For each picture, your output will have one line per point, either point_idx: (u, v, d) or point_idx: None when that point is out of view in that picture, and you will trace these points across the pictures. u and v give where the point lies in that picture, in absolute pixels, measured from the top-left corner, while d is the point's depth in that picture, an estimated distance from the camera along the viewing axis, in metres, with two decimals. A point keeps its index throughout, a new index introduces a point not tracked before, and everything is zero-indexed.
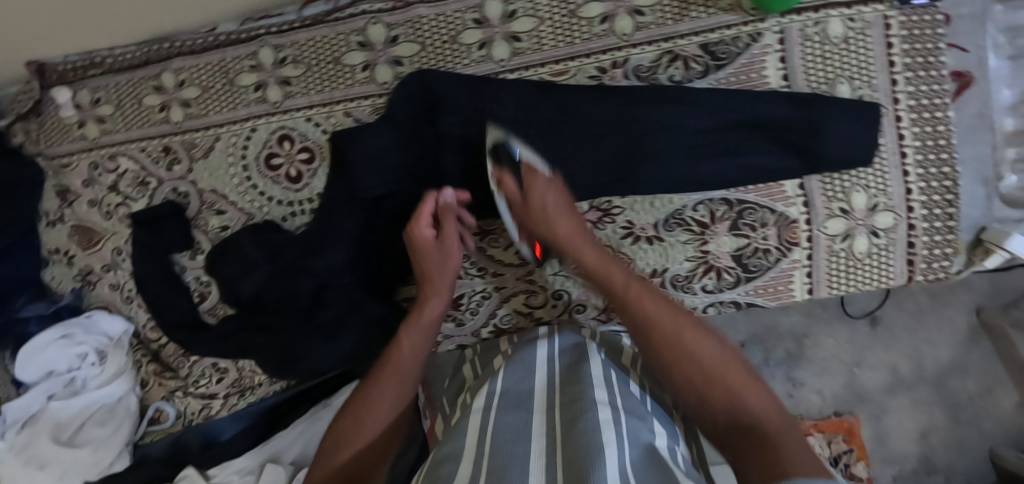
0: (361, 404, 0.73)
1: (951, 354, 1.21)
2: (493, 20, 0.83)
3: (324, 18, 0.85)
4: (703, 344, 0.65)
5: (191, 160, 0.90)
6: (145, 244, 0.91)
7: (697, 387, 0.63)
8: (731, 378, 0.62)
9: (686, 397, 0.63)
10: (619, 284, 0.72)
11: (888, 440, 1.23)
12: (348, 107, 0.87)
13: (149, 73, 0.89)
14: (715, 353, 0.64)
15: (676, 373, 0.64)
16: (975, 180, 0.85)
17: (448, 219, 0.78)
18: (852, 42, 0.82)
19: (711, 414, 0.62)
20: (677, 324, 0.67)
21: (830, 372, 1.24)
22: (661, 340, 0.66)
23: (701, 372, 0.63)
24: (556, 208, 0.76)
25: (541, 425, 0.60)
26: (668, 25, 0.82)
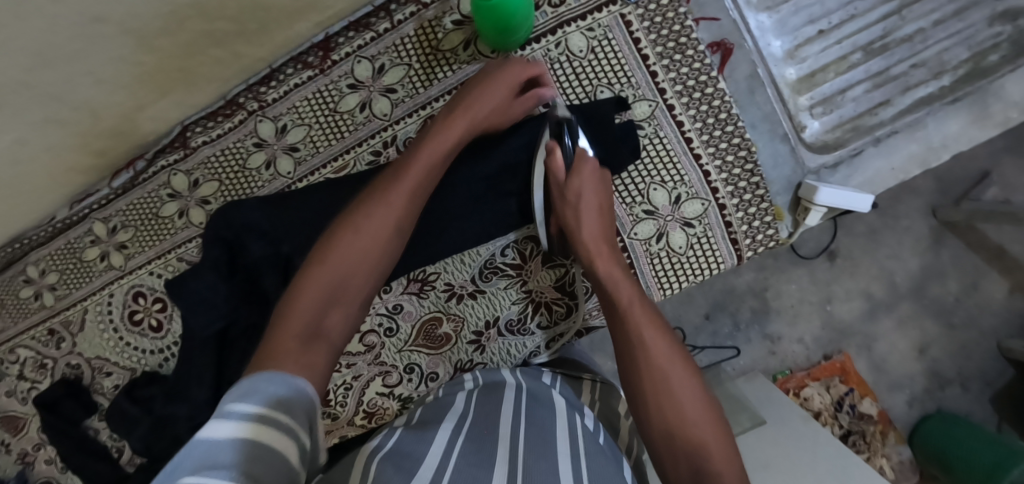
0: (332, 255, 0.64)
1: (922, 261, 1.30)
2: (269, 140, 0.89)
3: (133, 183, 0.93)
4: (718, 443, 0.59)
5: (73, 335, 1.00)
6: (51, 423, 0.99)
7: (670, 423, 0.60)
8: (708, 440, 0.59)
9: (664, 435, 0.60)
10: (642, 317, 0.66)
11: (887, 366, 1.32)
12: (179, 252, 0.94)
13: (18, 270, 0.99)
14: (700, 412, 0.60)
15: (666, 409, 0.61)
16: (773, 139, 0.82)
17: (518, 101, 0.77)
18: (598, 50, 0.82)
19: (675, 468, 0.59)
20: (665, 356, 0.63)
21: (804, 317, 1.31)
22: (653, 373, 0.63)
23: (680, 423, 0.60)
24: (585, 203, 0.73)
25: (504, 454, 0.58)
26: (420, 93, 0.85)
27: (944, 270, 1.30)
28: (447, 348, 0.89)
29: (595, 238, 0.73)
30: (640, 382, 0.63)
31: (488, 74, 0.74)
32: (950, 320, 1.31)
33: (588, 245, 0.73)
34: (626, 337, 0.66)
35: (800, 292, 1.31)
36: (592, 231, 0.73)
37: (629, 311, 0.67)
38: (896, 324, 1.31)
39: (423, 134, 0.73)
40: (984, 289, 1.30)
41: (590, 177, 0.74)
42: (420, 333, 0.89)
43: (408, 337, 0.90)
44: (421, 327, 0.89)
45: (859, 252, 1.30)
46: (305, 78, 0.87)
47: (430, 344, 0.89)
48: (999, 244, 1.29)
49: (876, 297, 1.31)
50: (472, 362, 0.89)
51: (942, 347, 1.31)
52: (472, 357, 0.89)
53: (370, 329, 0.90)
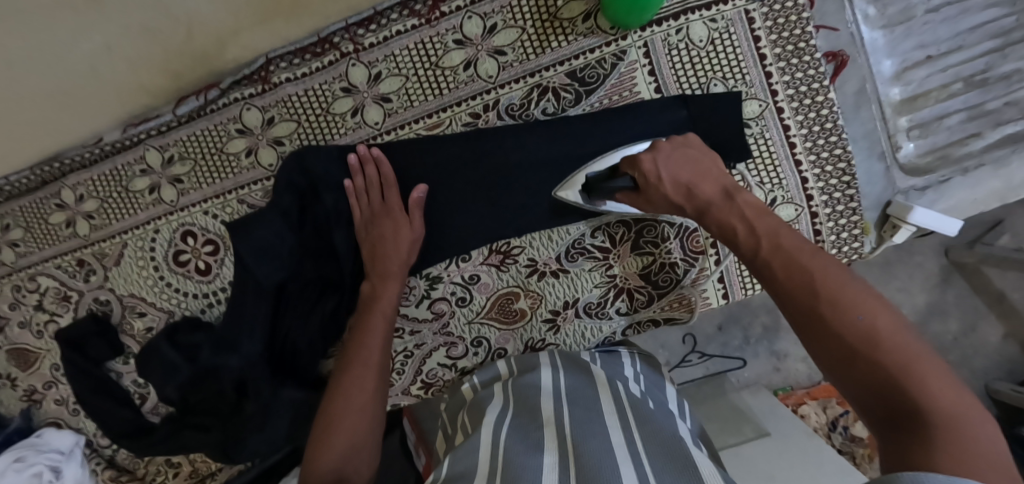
0: (342, 401, 0.73)
1: (929, 298, 1.30)
2: (360, 86, 0.84)
3: (199, 113, 0.86)
4: (905, 347, 0.48)
5: (105, 269, 0.92)
6: (73, 360, 0.92)
7: (850, 351, 0.50)
8: (914, 361, 0.48)
9: (842, 361, 0.50)
10: (773, 235, 0.60)
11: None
12: (241, 195, 0.88)
13: (52, 192, 0.90)
14: (875, 304, 0.51)
15: (837, 327, 0.51)
16: (870, 156, 0.83)
17: (415, 215, 0.83)
18: (719, 42, 0.80)
19: (858, 390, 0.49)
20: (833, 282, 0.53)
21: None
22: (819, 307, 0.52)
23: (845, 324, 0.51)
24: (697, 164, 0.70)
25: (553, 440, 0.60)
26: (531, 59, 0.81)
27: (946, 309, 1.30)
28: (520, 324, 0.87)
29: (734, 191, 0.66)
30: (807, 311, 0.53)
31: (372, 207, 0.83)
32: (946, 357, 1.31)
33: (709, 213, 0.67)
34: (773, 274, 0.58)
35: None
36: (722, 197, 0.67)
37: (767, 250, 0.59)
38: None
39: (379, 240, 0.82)
40: (981, 332, 1.30)
41: (689, 168, 0.70)
42: (494, 306, 0.87)
43: (480, 308, 0.87)
44: (496, 300, 0.86)
45: (873, 281, 1.29)
46: (408, 26, 0.82)
47: (503, 319, 0.87)
48: (1000, 290, 1.29)
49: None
50: (543, 341, 0.88)
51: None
52: (543, 336, 0.88)
53: (441, 296, 0.87)
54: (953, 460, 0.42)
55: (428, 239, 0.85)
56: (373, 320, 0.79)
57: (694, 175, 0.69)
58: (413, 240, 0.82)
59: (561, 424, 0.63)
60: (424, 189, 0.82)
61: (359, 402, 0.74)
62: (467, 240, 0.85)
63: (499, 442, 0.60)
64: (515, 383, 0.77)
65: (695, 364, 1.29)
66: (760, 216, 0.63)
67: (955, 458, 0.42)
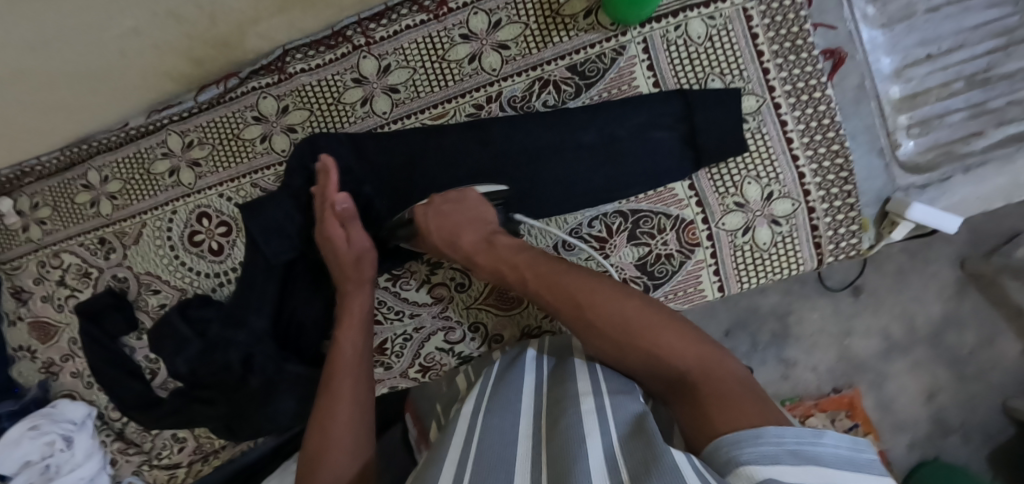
0: (323, 437, 0.71)
1: (944, 308, 1.27)
2: (370, 77, 0.88)
3: (219, 100, 0.91)
4: (659, 335, 0.62)
5: (125, 247, 0.97)
6: (90, 333, 0.96)
7: (621, 353, 0.63)
8: (658, 333, 0.62)
9: (625, 359, 0.63)
10: (542, 266, 0.71)
11: (895, 406, 1.29)
12: (254, 179, 0.92)
13: (77, 174, 0.97)
14: (624, 310, 0.64)
15: (610, 338, 0.64)
16: (869, 152, 0.84)
17: (349, 226, 0.82)
18: (717, 39, 0.82)
19: (644, 377, 0.64)
20: (597, 298, 0.66)
21: (820, 347, 1.28)
22: (594, 329, 0.65)
23: (616, 334, 0.63)
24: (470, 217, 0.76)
25: (529, 416, 0.59)
26: (533, 54, 0.85)
27: (964, 322, 1.28)
28: (516, 311, 0.89)
29: (490, 242, 0.75)
30: (591, 332, 0.65)
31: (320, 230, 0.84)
32: (962, 372, 1.28)
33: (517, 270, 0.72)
34: (551, 302, 0.69)
35: (820, 321, 1.28)
36: (513, 245, 0.74)
37: (532, 281, 0.70)
38: (909, 366, 1.28)
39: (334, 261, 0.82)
40: (998, 346, 1.27)
41: (457, 211, 0.76)
42: (492, 292, 0.89)
43: (478, 294, 0.89)
44: (494, 286, 0.88)
45: (886, 291, 1.27)
46: (417, 21, 0.86)
47: (500, 305, 0.89)
48: (1019, 304, 1.26)
49: (894, 337, 1.28)
50: (540, 329, 0.89)
51: (951, 397, 1.28)
52: (539, 325, 0.89)
53: (440, 281, 0.89)
54: (732, 414, 0.53)
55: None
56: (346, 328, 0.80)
57: (442, 226, 0.76)
58: (359, 250, 0.82)
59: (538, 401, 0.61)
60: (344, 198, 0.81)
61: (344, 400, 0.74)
62: None
63: (473, 416, 0.59)
64: (497, 363, 0.75)
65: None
66: (521, 254, 0.73)
67: (728, 408, 0.54)
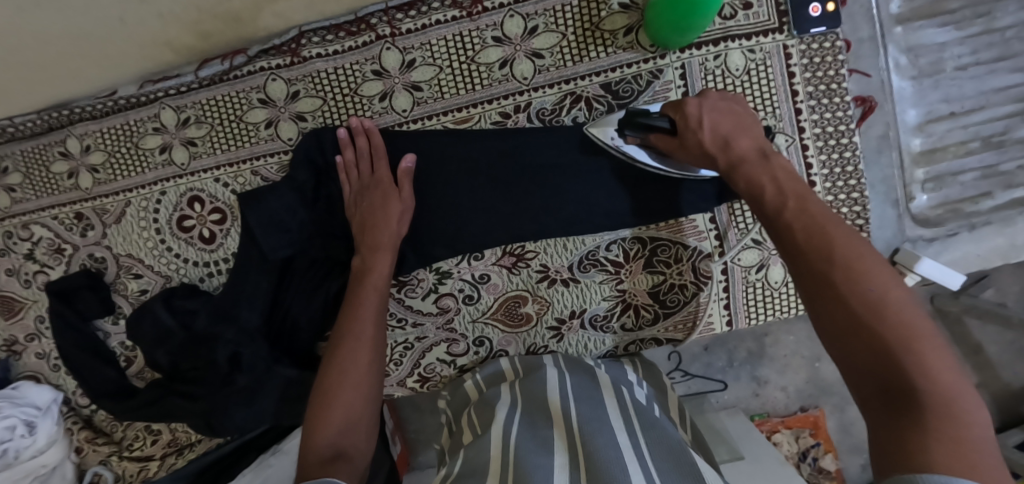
0: (329, 390, 0.73)
1: None
2: (391, 71, 0.82)
3: (222, 77, 0.84)
4: (884, 280, 0.50)
5: (104, 226, 0.90)
6: (60, 313, 0.90)
7: (836, 293, 0.51)
8: (934, 374, 0.46)
9: (829, 308, 0.51)
10: (769, 186, 0.61)
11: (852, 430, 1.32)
12: (255, 166, 0.86)
13: (55, 139, 0.88)
14: (857, 244, 0.53)
15: (824, 264, 0.52)
16: (885, 202, 0.84)
17: (403, 185, 0.81)
18: (754, 73, 0.80)
19: (853, 346, 0.49)
20: (868, 266, 0.51)
21: (792, 367, 1.28)
22: (827, 270, 0.52)
23: (847, 260, 0.52)
24: (724, 121, 0.68)
25: (561, 440, 0.62)
26: (568, 67, 0.81)
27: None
28: (525, 329, 0.87)
29: (726, 147, 0.66)
30: (816, 260, 0.53)
31: (362, 178, 0.82)
32: None
33: (742, 165, 0.64)
34: (803, 254, 0.55)
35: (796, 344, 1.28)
36: (755, 154, 0.65)
37: (793, 210, 0.58)
38: None
39: (370, 223, 0.80)
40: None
41: (722, 120, 0.68)
42: (501, 307, 0.86)
43: (486, 308, 0.86)
44: (504, 301, 0.86)
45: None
46: (448, 17, 0.81)
47: (508, 321, 0.87)
48: (978, 342, 1.32)
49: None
50: (546, 348, 0.88)
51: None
52: (546, 343, 0.88)
53: (448, 292, 0.86)
54: (950, 453, 0.43)
55: (443, 234, 0.84)
56: (365, 294, 0.78)
57: (717, 135, 0.67)
58: (404, 211, 0.81)
59: (568, 422, 0.64)
60: (412, 158, 0.81)
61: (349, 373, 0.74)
62: (484, 238, 0.84)
63: (508, 439, 0.61)
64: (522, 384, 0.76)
65: (677, 382, 1.29)
66: (788, 180, 0.61)
67: (951, 450, 0.43)
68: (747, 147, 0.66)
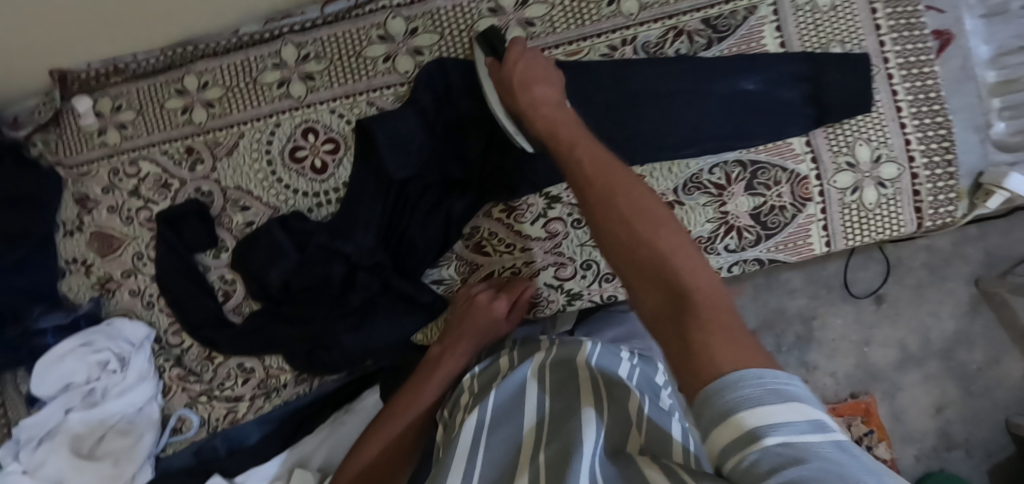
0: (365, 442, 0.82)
1: (956, 325, 1.33)
2: (507, 8, 0.89)
3: (346, 15, 0.91)
4: (665, 228, 0.56)
5: (215, 159, 0.91)
6: (169, 242, 0.90)
7: (636, 246, 0.56)
8: (714, 313, 0.49)
9: (620, 246, 0.57)
10: (564, 140, 0.68)
11: (906, 417, 1.35)
12: (371, 97, 0.90)
13: (174, 77, 0.91)
14: (644, 196, 0.60)
15: (613, 218, 0.58)
16: (968, 128, 0.91)
17: (513, 314, 0.86)
18: (840, 10, 0.88)
19: (640, 282, 0.55)
20: (646, 204, 0.59)
21: (841, 352, 1.36)
22: (613, 209, 0.59)
23: (633, 206, 0.58)
24: (529, 73, 0.77)
25: (529, 433, 0.64)
26: (671, 4, 0.88)
27: (975, 339, 1.33)
28: None
29: (523, 84, 0.76)
30: (606, 211, 0.59)
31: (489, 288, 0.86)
32: (969, 387, 1.32)
33: (574, 146, 0.67)
34: (591, 199, 0.61)
35: (844, 327, 1.36)
36: (558, 112, 0.73)
37: (583, 166, 0.64)
38: (922, 379, 1.34)
39: (465, 320, 0.85)
40: (1005, 365, 1.32)
41: (529, 72, 0.77)
42: None
43: None
44: None
45: (906, 303, 1.34)
46: None
47: None
48: None
49: (910, 351, 1.34)
50: None
51: (958, 411, 1.33)
52: None
53: (557, 216, 0.88)
54: (728, 351, 0.46)
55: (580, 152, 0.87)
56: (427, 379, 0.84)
57: (524, 77, 0.77)
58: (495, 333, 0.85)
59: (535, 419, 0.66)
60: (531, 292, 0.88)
61: (387, 434, 0.82)
62: None
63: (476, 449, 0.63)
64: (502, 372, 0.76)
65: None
66: (584, 146, 0.67)
67: (721, 339, 0.47)
68: (543, 92, 0.75)
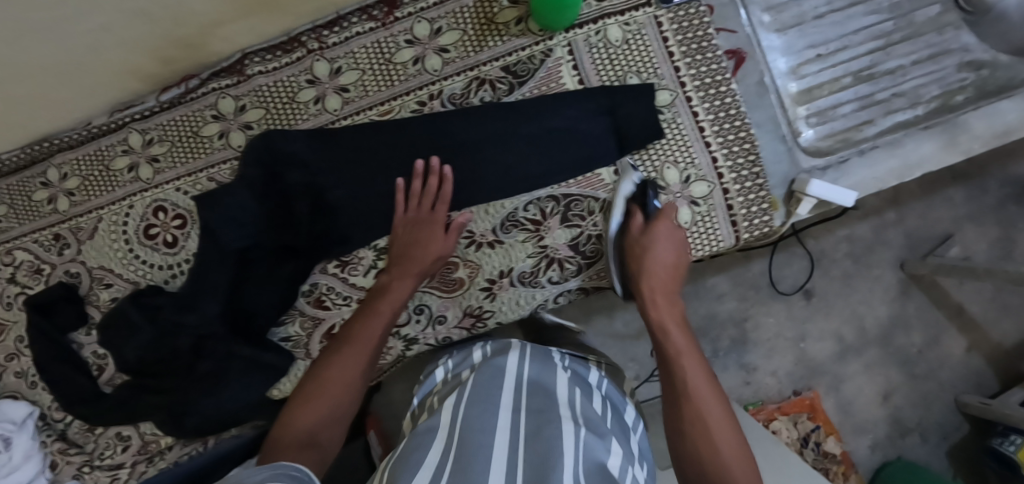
0: (311, 390, 0.80)
1: (890, 310, 1.38)
2: (323, 78, 0.95)
3: (180, 100, 0.98)
4: (722, 430, 0.69)
5: (79, 242, 1.00)
6: (38, 327, 0.98)
7: (694, 442, 0.69)
8: None
9: (683, 441, 0.70)
10: (672, 343, 0.78)
11: (854, 408, 1.38)
12: (210, 173, 0.97)
13: (37, 171, 1.00)
14: (701, 382, 0.73)
15: (677, 407, 0.72)
16: (774, 138, 0.94)
17: (450, 234, 0.90)
18: (631, 42, 0.92)
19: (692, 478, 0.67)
20: (700, 386, 0.73)
21: (779, 351, 1.38)
22: (684, 407, 0.72)
23: (694, 400, 0.72)
24: (665, 240, 0.86)
25: (507, 422, 0.69)
26: (471, 56, 0.94)
27: (909, 321, 1.38)
28: (459, 292, 0.94)
29: (637, 254, 0.86)
30: (678, 401, 0.72)
31: (421, 212, 0.90)
32: (912, 371, 1.38)
33: (654, 309, 0.83)
34: (673, 397, 0.73)
35: (777, 326, 1.38)
36: (663, 268, 0.85)
37: (668, 357, 0.77)
38: (863, 368, 1.38)
39: (412, 247, 0.89)
40: (944, 345, 1.38)
41: (665, 246, 0.86)
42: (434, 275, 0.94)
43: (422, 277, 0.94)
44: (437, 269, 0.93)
45: (835, 294, 1.38)
46: (367, 28, 0.95)
47: (444, 287, 0.94)
48: (960, 303, 1.39)
49: (847, 340, 1.38)
50: (481, 308, 0.94)
51: (906, 395, 1.38)
52: (482, 304, 0.94)
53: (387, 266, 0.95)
54: None
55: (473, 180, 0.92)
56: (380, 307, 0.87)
57: (642, 243, 0.86)
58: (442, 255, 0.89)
59: (519, 410, 0.71)
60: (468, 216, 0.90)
61: (337, 376, 0.81)
62: None
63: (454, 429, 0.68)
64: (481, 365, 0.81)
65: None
66: (668, 308, 0.83)
67: None
68: (659, 255, 0.85)
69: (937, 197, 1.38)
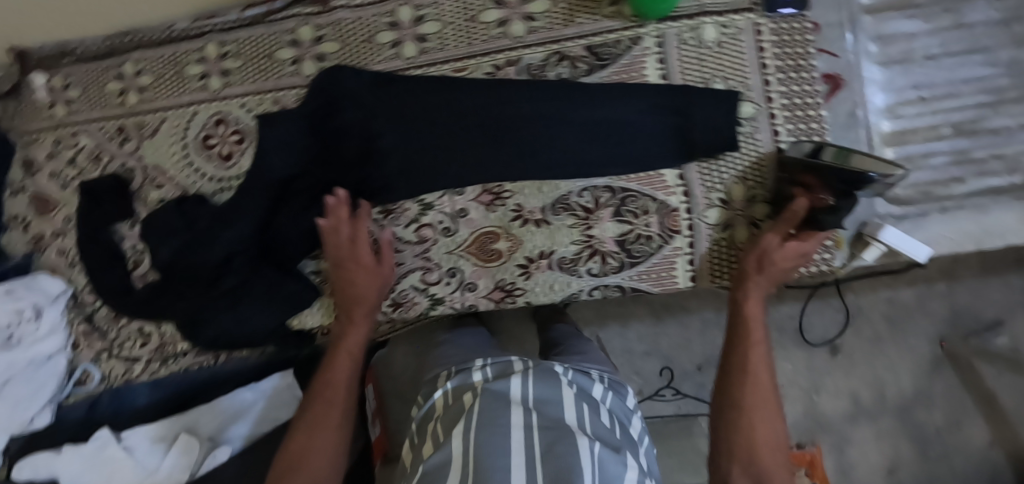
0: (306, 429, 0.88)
1: (914, 384, 1.30)
2: (404, 23, 0.94)
3: (263, 19, 0.98)
4: (767, 426, 0.80)
5: (140, 138, 1.01)
6: (88, 210, 1.01)
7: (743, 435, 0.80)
8: None
9: (736, 434, 0.80)
10: (750, 334, 0.86)
11: (854, 474, 1.31)
12: (276, 96, 0.97)
13: (114, 63, 1.02)
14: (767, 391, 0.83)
15: (733, 400, 0.82)
16: None
17: (383, 263, 0.94)
18: (725, 46, 0.88)
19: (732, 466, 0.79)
20: (760, 396, 0.82)
21: (791, 399, 1.33)
22: (742, 402, 0.82)
23: (747, 399, 0.82)
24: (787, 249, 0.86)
25: (520, 442, 0.69)
26: (557, 29, 0.90)
27: (932, 400, 1.30)
28: (495, 264, 0.94)
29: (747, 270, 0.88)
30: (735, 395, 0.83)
31: (341, 254, 0.92)
32: (925, 451, 1.29)
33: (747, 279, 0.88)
34: (733, 388, 0.83)
35: (793, 373, 1.33)
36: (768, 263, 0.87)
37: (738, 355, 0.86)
38: (873, 434, 1.31)
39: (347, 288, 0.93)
40: (964, 431, 1.29)
41: (789, 255, 0.86)
42: (476, 242, 0.94)
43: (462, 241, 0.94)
44: (479, 236, 0.94)
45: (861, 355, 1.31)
46: None
47: (481, 256, 0.94)
48: (990, 391, 1.28)
49: (863, 403, 1.31)
50: (513, 285, 0.94)
51: (912, 474, 1.30)
52: (514, 280, 0.94)
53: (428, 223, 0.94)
54: None
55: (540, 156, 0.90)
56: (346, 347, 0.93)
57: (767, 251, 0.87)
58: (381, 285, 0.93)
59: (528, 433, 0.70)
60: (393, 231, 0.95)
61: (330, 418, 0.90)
62: (482, 169, 0.91)
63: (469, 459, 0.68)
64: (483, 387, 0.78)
65: (668, 400, 1.33)
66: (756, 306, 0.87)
67: None
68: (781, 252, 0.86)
69: (994, 279, 1.28)
